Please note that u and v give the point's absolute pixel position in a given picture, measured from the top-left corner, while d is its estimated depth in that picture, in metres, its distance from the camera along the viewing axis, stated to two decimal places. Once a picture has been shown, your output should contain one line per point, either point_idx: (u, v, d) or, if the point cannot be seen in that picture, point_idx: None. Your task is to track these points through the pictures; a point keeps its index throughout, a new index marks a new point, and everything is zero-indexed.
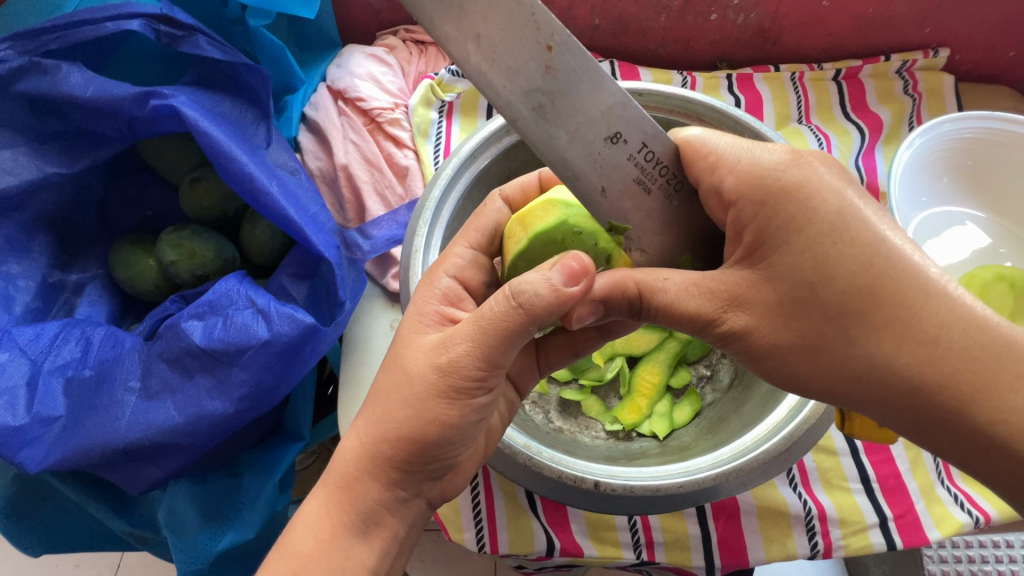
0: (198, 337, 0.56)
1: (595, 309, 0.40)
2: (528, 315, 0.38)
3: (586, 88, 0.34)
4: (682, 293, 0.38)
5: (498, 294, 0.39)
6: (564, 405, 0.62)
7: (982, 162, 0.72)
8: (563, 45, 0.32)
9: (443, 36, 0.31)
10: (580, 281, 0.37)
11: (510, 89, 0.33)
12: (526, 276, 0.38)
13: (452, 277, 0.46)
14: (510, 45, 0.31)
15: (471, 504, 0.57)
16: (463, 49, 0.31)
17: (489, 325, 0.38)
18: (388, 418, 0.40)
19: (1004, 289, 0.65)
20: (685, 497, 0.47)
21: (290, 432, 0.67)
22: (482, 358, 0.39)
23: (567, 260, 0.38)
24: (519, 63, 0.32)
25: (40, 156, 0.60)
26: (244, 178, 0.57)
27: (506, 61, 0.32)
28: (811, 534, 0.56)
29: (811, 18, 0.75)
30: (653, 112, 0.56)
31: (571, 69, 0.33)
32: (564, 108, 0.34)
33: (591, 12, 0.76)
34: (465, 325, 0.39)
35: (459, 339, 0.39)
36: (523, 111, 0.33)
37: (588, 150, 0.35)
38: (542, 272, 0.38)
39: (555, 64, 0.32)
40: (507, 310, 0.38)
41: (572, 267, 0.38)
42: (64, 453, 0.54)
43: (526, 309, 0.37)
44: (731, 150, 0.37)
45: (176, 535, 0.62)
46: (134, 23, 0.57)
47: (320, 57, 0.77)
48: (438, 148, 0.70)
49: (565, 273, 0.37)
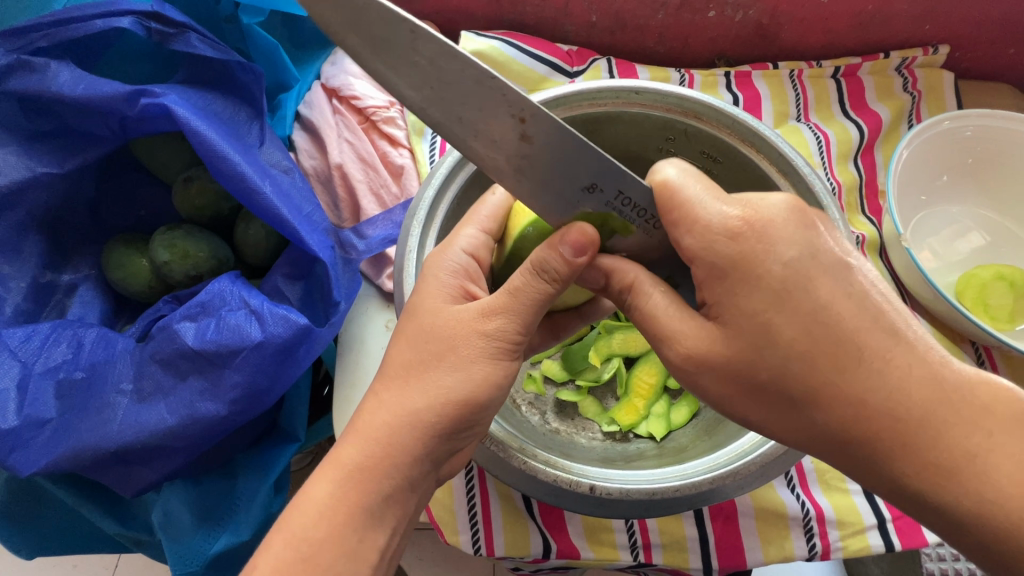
0: (191, 339, 0.55)
1: (597, 278, 0.41)
2: (556, 285, 0.40)
3: (560, 150, 0.36)
4: (664, 306, 0.38)
5: (520, 270, 0.40)
6: (560, 406, 0.61)
7: (983, 160, 0.71)
8: (535, 116, 0.34)
9: (430, 117, 0.34)
10: (589, 254, 0.39)
11: (487, 154, 0.36)
12: (540, 252, 0.39)
13: (465, 252, 0.45)
14: (488, 120, 0.34)
15: (467, 506, 0.56)
16: (449, 128, 0.34)
17: (522, 299, 0.40)
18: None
19: (1003, 288, 0.65)
20: (682, 500, 0.47)
21: (285, 433, 0.67)
22: (522, 326, 0.41)
23: (573, 233, 0.38)
24: (494, 133, 0.35)
25: (30, 155, 0.59)
26: (236, 177, 0.56)
27: (486, 134, 0.35)
28: (809, 535, 0.56)
29: (810, 15, 0.74)
30: (651, 110, 0.55)
31: (546, 135, 0.35)
32: (540, 167, 0.37)
33: (588, 10, 0.75)
34: (498, 298, 0.41)
35: (497, 311, 0.40)
36: (502, 170, 0.37)
37: (564, 198, 0.39)
38: (560, 242, 0.38)
39: (529, 132, 0.35)
40: (536, 285, 0.40)
41: (582, 236, 0.38)
42: (54, 457, 0.54)
43: (552, 280, 0.39)
44: (687, 207, 0.36)
45: (170, 537, 0.62)
46: (124, 21, 0.56)
47: (313, 55, 0.76)
48: (433, 147, 0.68)
49: (574, 246, 0.38)
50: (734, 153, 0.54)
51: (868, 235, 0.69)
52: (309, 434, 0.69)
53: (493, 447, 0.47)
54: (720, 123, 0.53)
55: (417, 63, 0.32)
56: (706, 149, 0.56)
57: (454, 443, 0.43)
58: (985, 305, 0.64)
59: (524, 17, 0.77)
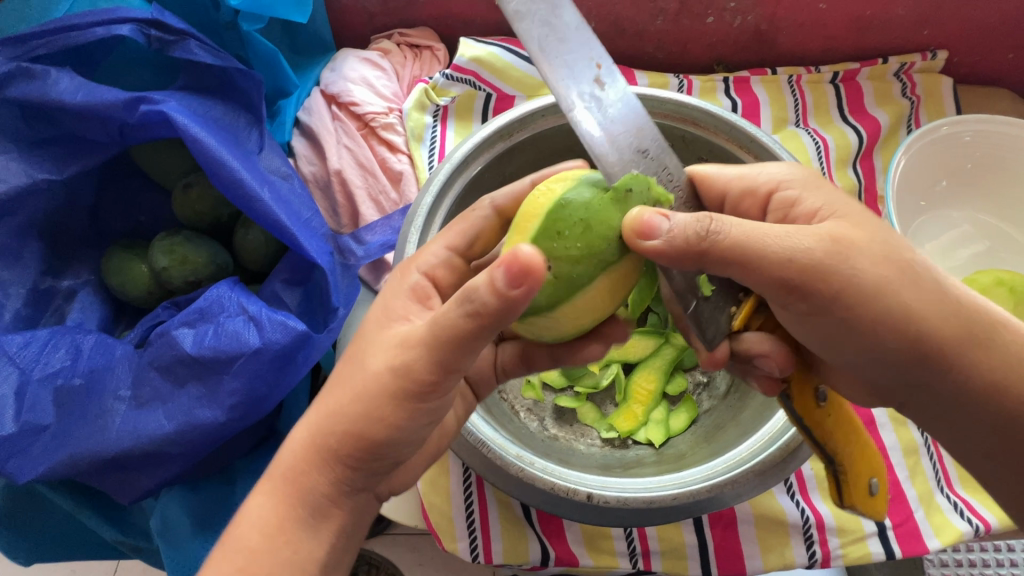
0: (189, 345, 0.55)
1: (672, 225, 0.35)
2: (477, 322, 0.35)
3: (622, 105, 0.37)
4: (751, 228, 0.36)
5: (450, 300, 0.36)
6: (559, 412, 0.61)
7: (983, 165, 0.71)
8: (608, 65, 0.37)
9: (519, 32, 0.35)
10: (655, 218, 0.35)
11: (564, 84, 0.36)
12: (473, 279, 0.35)
13: (423, 273, 0.45)
14: (567, 55, 0.36)
15: (465, 513, 0.56)
16: (532, 52, 0.35)
17: (442, 332, 0.36)
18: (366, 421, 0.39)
19: (1003, 293, 0.64)
20: (681, 509, 0.47)
21: (284, 438, 0.66)
22: (437, 364, 0.38)
23: (507, 259, 0.33)
24: (573, 67, 0.36)
25: (31, 162, 0.59)
26: (235, 184, 0.56)
27: (563, 66, 0.36)
28: (809, 543, 0.56)
29: (809, 21, 0.74)
30: (649, 117, 0.55)
31: (614, 88, 0.37)
32: (608, 115, 0.36)
33: (587, 16, 0.75)
34: (420, 331, 0.38)
35: (415, 343, 0.38)
36: (575, 105, 0.36)
37: (625, 155, 0.37)
38: (488, 269, 0.34)
39: (603, 79, 0.37)
40: (455, 317, 0.36)
41: (516, 262, 0.33)
42: (52, 464, 0.54)
43: (473, 315, 0.35)
44: (743, 175, 0.42)
45: (167, 543, 0.61)
46: (124, 28, 0.57)
47: (313, 62, 0.77)
48: (432, 153, 0.69)
49: (507, 274, 0.33)
50: (732, 159, 0.54)
51: None
52: None
53: (490, 455, 0.47)
54: (717, 130, 0.53)
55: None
56: (705, 155, 0.56)
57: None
58: None
59: None
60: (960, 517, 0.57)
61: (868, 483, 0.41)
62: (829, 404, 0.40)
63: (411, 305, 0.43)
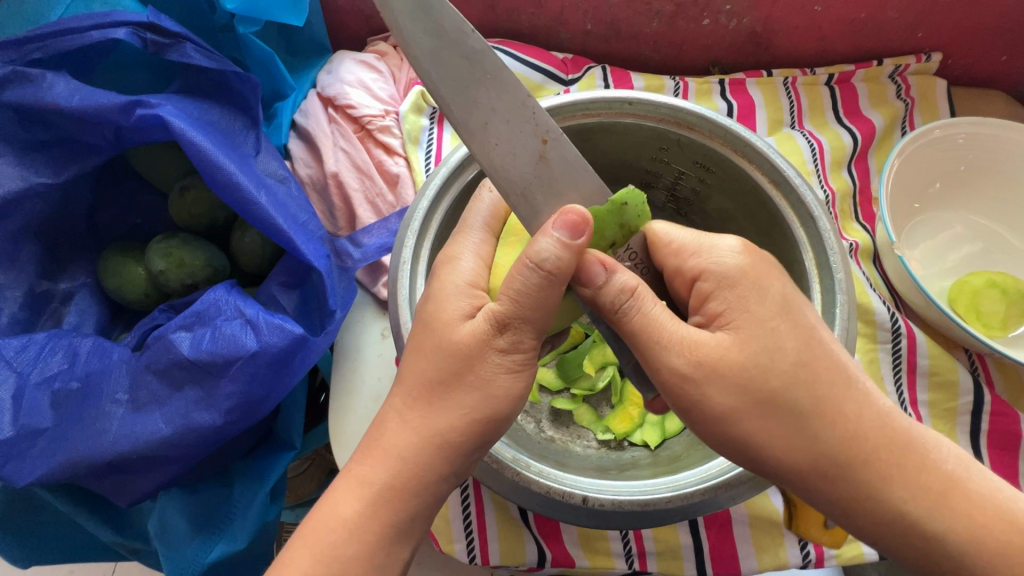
0: (186, 349, 0.55)
1: (597, 274, 0.41)
2: (554, 275, 0.39)
3: (559, 174, 0.43)
4: (666, 320, 0.40)
5: (516, 265, 0.40)
6: (555, 414, 0.62)
7: (975, 168, 0.71)
8: (547, 139, 0.42)
9: (460, 120, 0.39)
10: (597, 268, 0.41)
11: (510, 163, 0.41)
12: (537, 242, 0.39)
13: (447, 268, 0.45)
14: (513, 135, 0.41)
15: (462, 514, 0.56)
16: (478, 140, 0.40)
17: (519, 295, 0.40)
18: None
19: (995, 295, 0.65)
20: (675, 511, 0.47)
21: (282, 441, 0.66)
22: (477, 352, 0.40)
23: (565, 215, 0.39)
24: (515, 145, 0.41)
25: (26, 166, 0.59)
26: (232, 187, 0.57)
27: (508, 147, 0.41)
28: (803, 543, 0.56)
29: (804, 23, 0.75)
30: (643, 120, 0.55)
31: (561, 159, 0.43)
32: (553, 188, 0.43)
33: (583, 18, 0.75)
34: (497, 303, 0.41)
35: (502, 318, 0.41)
36: (517, 180, 0.42)
37: None
38: (548, 229, 0.39)
39: (548, 153, 0.42)
40: (531, 277, 0.39)
41: (576, 217, 0.39)
42: (48, 467, 0.54)
43: (549, 270, 0.39)
44: (681, 248, 0.42)
45: (166, 545, 0.62)
46: (119, 31, 0.56)
47: (309, 64, 0.77)
48: (429, 155, 0.69)
49: (568, 228, 0.39)
50: (727, 163, 0.55)
51: (862, 242, 0.69)
52: (304, 442, 0.69)
53: (487, 460, 0.47)
54: (712, 132, 0.53)
55: (462, 74, 0.39)
56: (699, 159, 0.56)
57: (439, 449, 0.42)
58: (977, 312, 0.65)
59: (519, 25, 0.77)
60: None
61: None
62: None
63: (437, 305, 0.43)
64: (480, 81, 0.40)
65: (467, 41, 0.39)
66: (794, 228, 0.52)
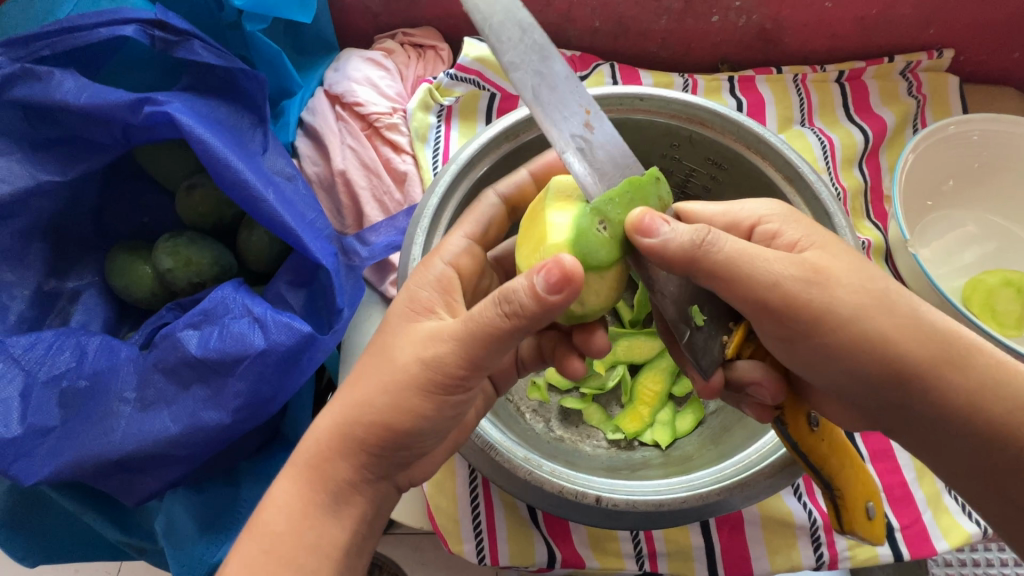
0: (194, 347, 0.55)
1: (665, 228, 0.36)
2: (513, 321, 0.37)
3: (613, 150, 0.39)
4: (750, 248, 0.37)
5: (488, 297, 0.38)
6: (564, 414, 0.61)
7: (989, 166, 0.71)
8: (597, 115, 0.39)
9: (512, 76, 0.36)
10: (657, 221, 0.36)
11: (556, 126, 0.37)
12: (513, 281, 0.36)
13: (446, 264, 0.45)
14: (559, 101, 0.37)
15: (470, 514, 0.56)
16: (528, 99, 0.36)
17: (475, 328, 0.38)
18: (368, 406, 0.40)
19: (1010, 294, 0.64)
20: (687, 512, 0.46)
21: (288, 440, 0.66)
22: (465, 360, 0.39)
23: (551, 266, 0.35)
24: (566, 114, 0.38)
25: (33, 164, 0.59)
26: (240, 185, 0.56)
27: (556, 111, 0.37)
28: (816, 544, 0.56)
29: (814, 20, 0.74)
30: (654, 117, 0.55)
31: (605, 135, 0.39)
32: (598, 160, 0.38)
33: (591, 15, 0.75)
34: (455, 325, 0.39)
35: (448, 340, 0.39)
36: (570, 150, 0.37)
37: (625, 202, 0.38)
38: (530, 275, 0.35)
39: (593, 124, 0.38)
40: (493, 315, 0.37)
41: (559, 270, 0.35)
42: (56, 466, 0.54)
43: (511, 314, 0.36)
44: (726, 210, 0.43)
45: (173, 545, 0.61)
46: (127, 29, 0.56)
47: (316, 62, 0.76)
48: (437, 153, 0.69)
49: (549, 281, 0.35)
50: (740, 160, 0.54)
51: (874, 240, 0.68)
52: None
53: (498, 459, 0.47)
54: (725, 129, 0.53)
55: (513, 36, 0.36)
56: (711, 155, 0.56)
57: (431, 438, 0.44)
58: (992, 310, 0.64)
59: None
60: (966, 516, 0.56)
61: (864, 507, 0.43)
62: (822, 429, 0.43)
63: (437, 299, 0.43)
64: (531, 44, 0.36)
65: (518, 10, 0.37)
66: (808, 226, 0.51)
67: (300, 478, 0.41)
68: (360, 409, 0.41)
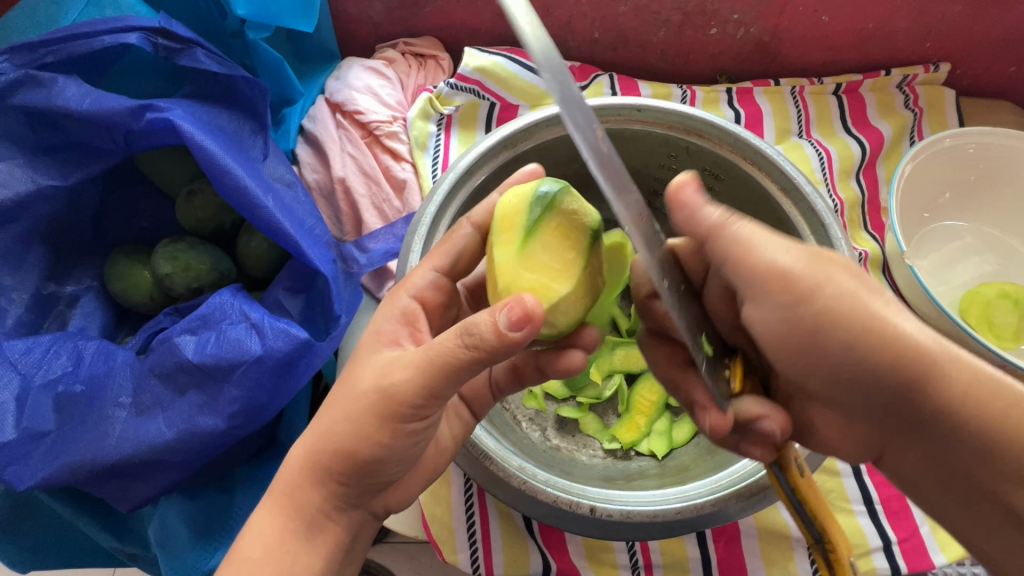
0: (190, 352, 0.55)
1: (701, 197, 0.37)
2: (474, 354, 0.36)
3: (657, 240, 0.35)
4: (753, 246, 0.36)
5: (450, 329, 0.37)
6: (561, 423, 0.61)
7: (986, 179, 0.71)
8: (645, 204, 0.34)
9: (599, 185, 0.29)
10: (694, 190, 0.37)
11: (634, 229, 0.31)
12: (475, 315, 0.36)
13: (412, 297, 0.45)
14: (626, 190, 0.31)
15: (465, 524, 0.55)
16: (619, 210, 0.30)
17: (436, 359, 0.37)
18: (332, 434, 0.40)
19: (1007, 306, 0.64)
20: (682, 523, 0.46)
21: (284, 447, 0.66)
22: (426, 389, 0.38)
23: (515, 304, 0.36)
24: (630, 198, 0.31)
25: (35, 168, 0.59)
26: (240, 191, 0.56)
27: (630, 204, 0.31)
28: (813, 557, 0.55)
29: (811, 33, 0.75)
30: (652, 127, 0.55)
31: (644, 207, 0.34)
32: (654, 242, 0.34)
33: (591, 26, 0.75)
34: (416, 353, 0.39)
35: (407, 364, 0.38)
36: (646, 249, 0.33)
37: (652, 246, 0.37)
38: (497, 313, 0.36)
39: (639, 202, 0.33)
40: (454, 346, 0.37)
41: (521, 308, 0.36)
42: (51, 471, 0.54)
43: (472, 347, 0.36)
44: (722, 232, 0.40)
45: (165, 552, 0.61)
46: (131, 36, 0.57)
47: (318, 70, 0.77)
48: (436, 161, 0.69)
49: (511, 318, 0.35)
50: (736, 171, 0.54)
51: (871, 251, 0.69)
52: None
53: (494, 468, 0.47)
54: (724, 138, 0.53)
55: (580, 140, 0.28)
56: (707, 166, 0.56)
57: (402, 466, 0.43)
58: (989, 323, 0.64)
59: None
60: None
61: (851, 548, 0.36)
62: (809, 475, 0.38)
63: (402, 330, 0.43)
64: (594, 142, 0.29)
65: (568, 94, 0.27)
66: (805, 237, 0.51)
67: (285, 498, 0.41)
68: (325, 438, 0.40)
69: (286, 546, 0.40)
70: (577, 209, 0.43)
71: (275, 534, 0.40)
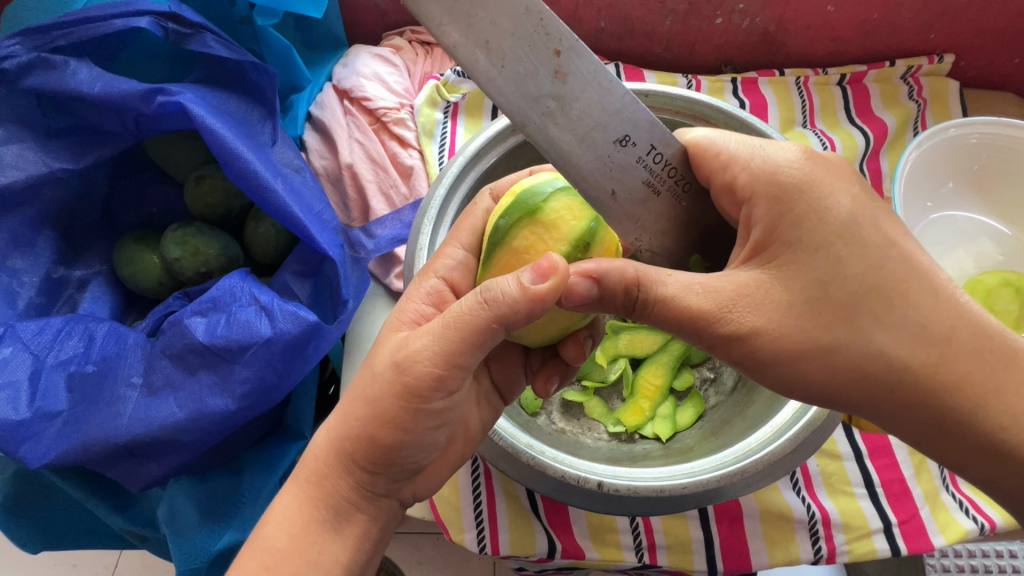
0: (201, 334, 0.56)
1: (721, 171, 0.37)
2: (494, 313, 0.36)
3: (641, 162, 0.36)
4: (683, 290, 0.36)
5: (468, 294, 0.38)
6: (566, 407, 0.62)
7: (989, 168, 0.71)
8: (625, 123, 0.35)
9: (452, 45, 0.29)
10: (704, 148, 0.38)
11: (517, 92, 0.31)
12: (499, 279, 0.37)
13: (440, 278, 0.45)
14: (518, 49, 0.30)
15: (472, 504, 0.56)
16: (481, 68, 0.30)
17: (454, 321, 0.37)
18: (351, 418, 0.40)
19: (1009, 294, 0.65)
20: (687, 499, 0.47)
21: (290, 431, 0.67)
22: (439, 358, 0.38)
23: (540, 262, 0.36)
24: (585, 124, 0.34)
25: (46, 151, 0.60)
26: (249, 175, 0.57)
27: (515, 67, 0.31)
28: (815, 538, 0.56)
29: (816, 23, 0.75)
30: (659, 112, 0.56)
31: (580, 76, 0.32)
32: (571, 117, 0.33)
33: (597, 15, 0.76)
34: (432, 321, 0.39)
35: (422, 332, 0.39)
36: (535, 118, 0.32)
37: (599, 152, 0.34)
38: (515, 274, 0.36)
39: (564, 68, 0.32)
40: (474, 309, 0.37)
41: (549, 267, 0.36)
42: (63, 449, 0.54)
43: (493, 307, 0.36)
44: (735, 156, 0.37)
45: (175, 533, 0.61)
46: (142, 20, 0.57)
47: (325, 58, 0.78)
48: (443, 148, 0.70)
49: (535, 273, 0.36)
50: None
51: None
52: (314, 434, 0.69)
53: (501, 442, 0.48)
54: (733, 125, 0.54)
55: None
56: None
57: (426, 452, 0.43)
58: (990, 311, 0.65)
59: None
60: (963, 512, 0.57)
61: None
62: None
63: (427, 311, 0.44)
64: None
65: None
66: None
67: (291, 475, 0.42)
68: (346, 422, 0.40)
69: (308, 537, 0.40)
70: (530, 245, 0.41)
71: (289, 525, 0.41)
